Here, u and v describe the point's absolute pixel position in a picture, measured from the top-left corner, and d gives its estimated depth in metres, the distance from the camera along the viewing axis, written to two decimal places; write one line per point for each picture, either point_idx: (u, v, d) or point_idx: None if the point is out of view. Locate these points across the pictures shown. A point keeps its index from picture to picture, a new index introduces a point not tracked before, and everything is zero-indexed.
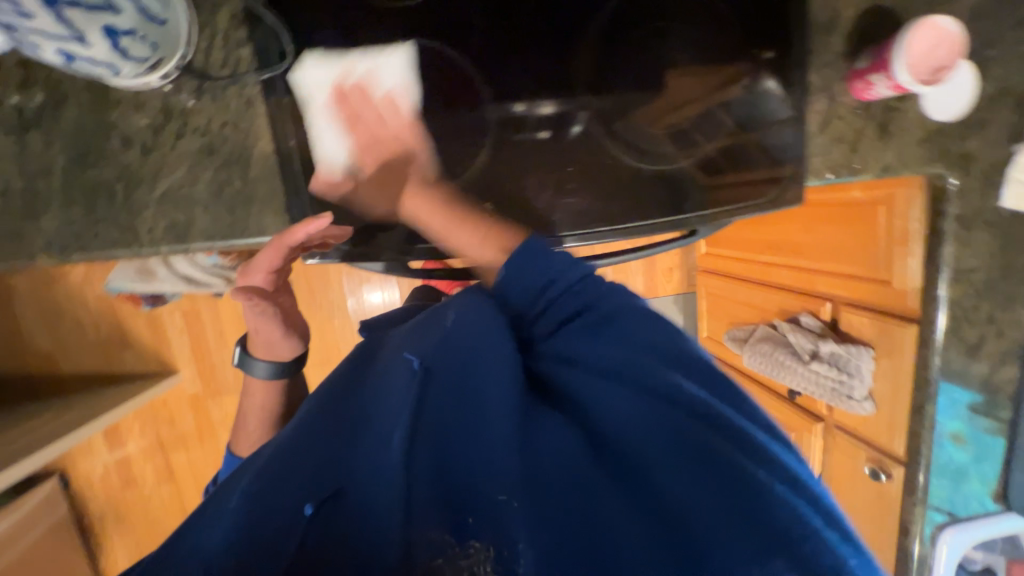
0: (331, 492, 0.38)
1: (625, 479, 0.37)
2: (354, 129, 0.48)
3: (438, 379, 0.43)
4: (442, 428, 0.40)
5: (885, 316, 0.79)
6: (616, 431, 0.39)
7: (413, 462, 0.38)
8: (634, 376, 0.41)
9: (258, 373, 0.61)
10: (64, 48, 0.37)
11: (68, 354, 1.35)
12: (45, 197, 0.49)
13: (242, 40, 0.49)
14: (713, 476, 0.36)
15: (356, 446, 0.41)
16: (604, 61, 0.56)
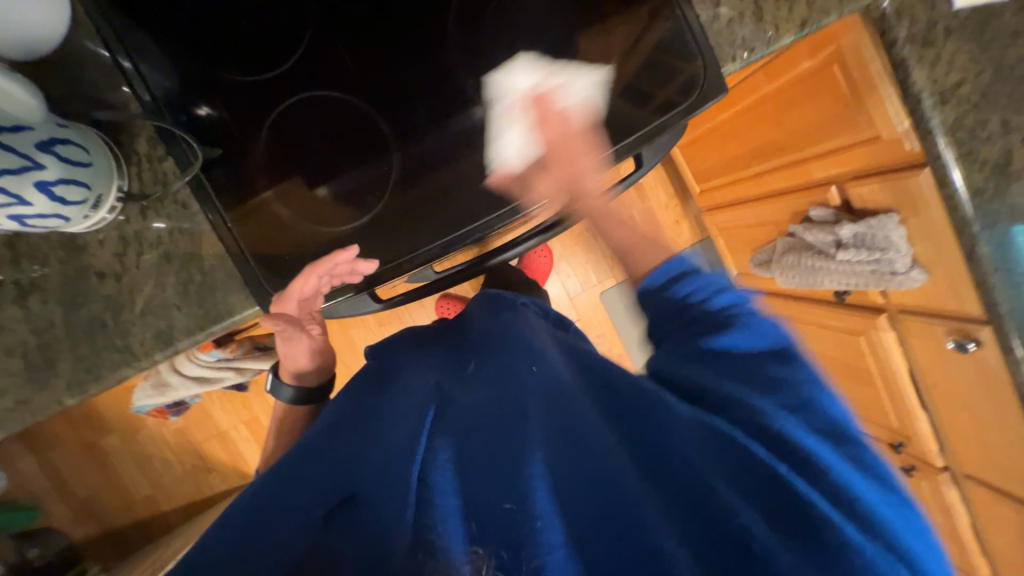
0: (344, 499, 0.44)
1: (661, 476, 0.40)
2: (540, 128, 0.56)
3: (478, 397, 0.49)
4: (481, 436, 0.44)
5: (890, 173, 0.71)
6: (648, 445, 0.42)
7: (438, 466, 0.41)
8: (692, 383, 0.50)
9: (285, 396, 0.69)
10: (12, 212, 0.44)
11: (167, 492, 1.49)
12: (55, 345, 0.56)
13: (163, 156, 0.55)
14: (736, 472, 0.39)
15: (369, 458, 0.46)
16: (490, 44, 0.56)
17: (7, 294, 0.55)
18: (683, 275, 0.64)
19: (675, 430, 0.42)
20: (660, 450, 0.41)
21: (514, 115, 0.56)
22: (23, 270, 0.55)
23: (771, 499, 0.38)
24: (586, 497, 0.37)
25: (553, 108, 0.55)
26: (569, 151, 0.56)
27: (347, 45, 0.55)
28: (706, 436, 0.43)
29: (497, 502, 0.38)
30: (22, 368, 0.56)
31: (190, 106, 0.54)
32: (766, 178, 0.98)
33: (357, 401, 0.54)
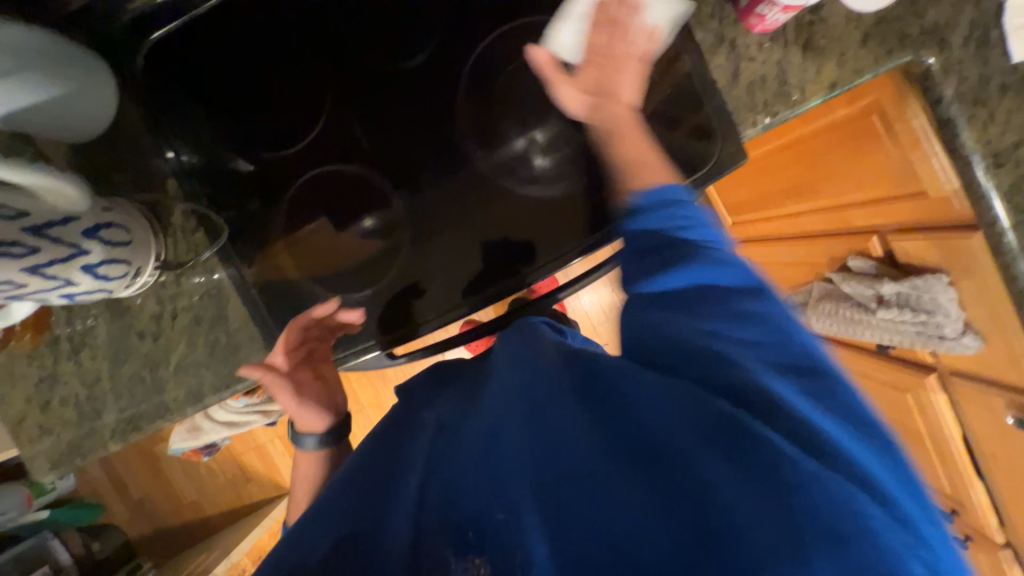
0: (346, 535, 0.38)
1: (646, 487, 0.29)
2: (591, 26, 0.51)
3: (469, 414, 0.43)
4: (466, 454, 0.38)
5: (937, 232, 0.65)
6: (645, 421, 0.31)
7: (425, 511, 0.38)
8: (673, 335, 0.32)
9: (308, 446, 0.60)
10: (64, 291, 0.50)
11: (210, 498, 1.60)
12: (101, 396, 0.62)
13: (196, 226, 0.60)
14: (773, 461, 0.26)
15: (385, 483, 0.42)
16: (501, 109, 0.56)
17: (63, 349, 0.61)
18: (669, 201, 0.38)
19: (648, 415, 0.31)
20: (634, 431, 0.31)
21: (584, 13, 0.51)
22: (77, 328, 0.61)
23: (780, 480, 0.26)
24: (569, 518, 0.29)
25: (625, 7, 0.47)
26: (600, 61, 0.46)
27: (361, 118, 0.58)
28: (701, 417, 0.29)
29: (491, 512, 0.33)
30: (74, 416, 0.62)
31: (220, 181, 0.58)
32: (802, 219, 0.93)
33: (385, 429, 0.50)
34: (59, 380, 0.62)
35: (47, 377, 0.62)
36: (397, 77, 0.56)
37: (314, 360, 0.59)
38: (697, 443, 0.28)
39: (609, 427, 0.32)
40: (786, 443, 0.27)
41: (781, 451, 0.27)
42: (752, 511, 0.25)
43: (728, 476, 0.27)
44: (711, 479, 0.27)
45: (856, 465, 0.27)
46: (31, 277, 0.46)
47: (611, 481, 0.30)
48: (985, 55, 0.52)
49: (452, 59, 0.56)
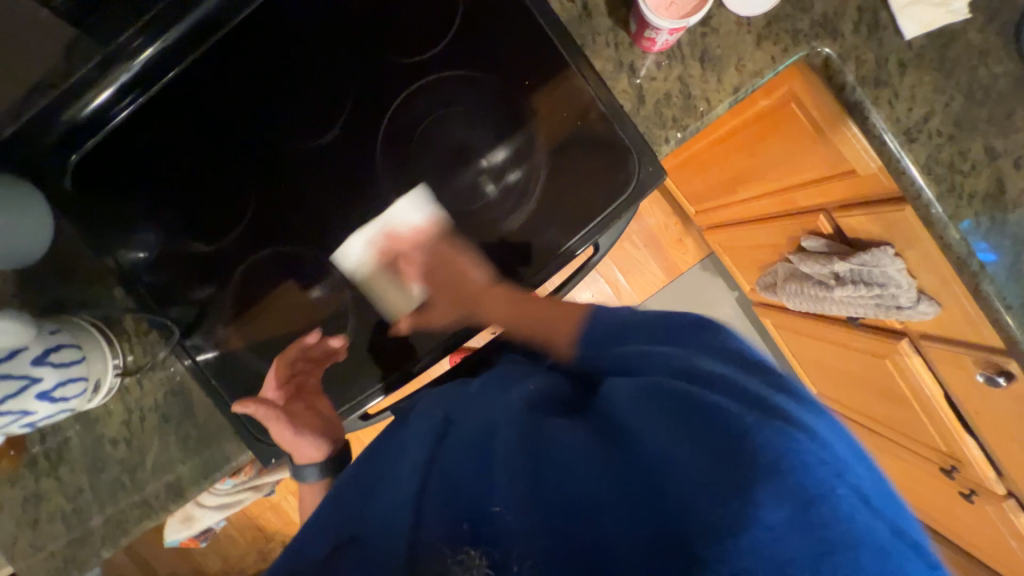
0: (345, 540, 0.39)
1: (617, 455, 0.36)
2: (480, 153, 0.54)
3: (471, 416, 0.46)
4: (468, 450, 0.41)
5: (873, 205, 0.66)
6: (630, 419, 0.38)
7: (426, 510, 0.38)
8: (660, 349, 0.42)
9: (310, 479, 0.60)
10: (24, 420, 0.51)
11: (234, 564, 1.61)
12: (85, 506, 0.63)
13: (149, 328, 0.61)
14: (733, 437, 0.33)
15: (381, 481, 0.43)
16: (428, 165, 0.60)
17: (42, 467, 0.62)
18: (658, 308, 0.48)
19: (625, 406, 0.39)
20: (624, 429, 0.38)
21: (395, 244, 0.59)
22: (51, 444, 0.62)
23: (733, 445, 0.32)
24: (550, 480, 0.36)
25: (491, 151, 0.55)
26: (427, 277, 0.61)
27: (292, 197, 0.60)
28: (657, 396, 0.38)
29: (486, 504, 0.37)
30: (63, 531, 0.63)
31: (165, 283, 0.60)
32: (754, 203, 0.94)
33: (377, 449, 0.49)
34: (42, 499, 0.63)
35: (31, 497, 0.63)
36: (321, 153, 0.60)
37: (307, 394, 0.60)
38: (648, 413, 0.37)
39: (592, 420, 0.41)
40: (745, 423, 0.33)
41: (755, 427, 0.33)
42: (693, 458, 0.33)
43: (679, 436, 0.34)
44: (661, 441, 0.35)
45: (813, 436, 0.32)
46: None
47: (585, 447, 0.38)
48: (879, 36, 0.53)
49: (368, 126, 0.59)
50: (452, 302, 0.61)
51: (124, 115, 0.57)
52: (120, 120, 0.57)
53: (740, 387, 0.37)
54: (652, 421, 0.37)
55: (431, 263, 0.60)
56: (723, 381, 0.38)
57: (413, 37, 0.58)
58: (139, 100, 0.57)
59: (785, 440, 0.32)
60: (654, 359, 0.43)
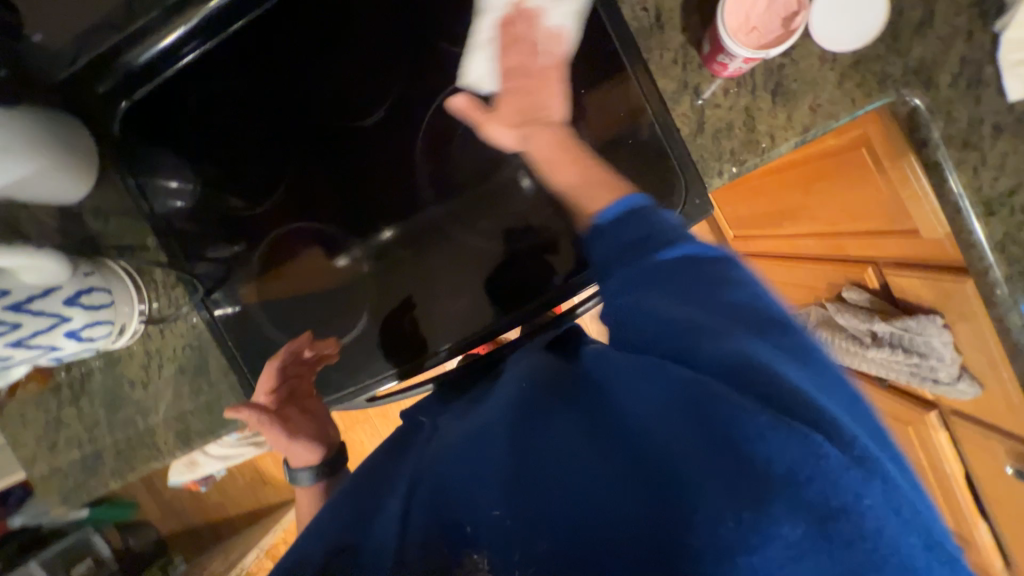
0: (343, 547, 0.36)
1: (613, 454, 0.33)
2: (508, 50, 0.48)
3: (466, 417, 0.44)
4: (450, 451, 0.39)
5: (931, 270, 0.61)
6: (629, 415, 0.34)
7: (422, 509, 0.36)
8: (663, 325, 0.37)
9: (304, 483, 0.58)
10: (52, 354, 0.54)
11: (231, 499, 1.71)
12: (99, 438, 0.66)
13: (176, 281, 0.63)
14: (734, 447, 0.29)
15: (387, 488, 0.41)
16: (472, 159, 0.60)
17: (65, 395, 0.66)
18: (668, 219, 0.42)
19: (623, 399, 0.35)
20: (618, 426, 0.34)
21: (484, 43, 0.49)
22: (75, 376, 0.65)
23: (740, 457, 0.29)
24: (545, 480, 0.33)
25: (528, 27, 0.47)
26: (525, 87, 0.48)
27: (327, 175, 0.60)
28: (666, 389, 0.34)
29: (486, 508, 0.33)
30: (78, 457, 0.67)
31: (196, 242, 0.61)
32: (798, 242, 0.89)
33: (401, 438, 0.51)
34: (63, 424, 0.66)
35: (52, 421, 0.66)
36: (364, 132, 0.59)
37: (300, 396, 0.59)
38: (644, 410, 0.34)
39: (589, 410, 0.37)
40: (758, 432, 0.29)
41: (764, 440, 0.29)
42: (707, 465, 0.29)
43: (691, 436, 0.31)
44: (673, 441, 0.31)
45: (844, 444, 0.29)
46: (16, 350, 0.50)
47: (576, 441, 0.34)
48: (978, 93, 0.48)
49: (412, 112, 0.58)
50: (515, 120, 0.48)
51: (196, 56, 0.55)
52: (190, 59, 0.55)
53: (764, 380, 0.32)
54: (661, 417, 0.33)
55: (540, 63, 0.48)
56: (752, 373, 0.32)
57: (471, 27, 0.55)
58: (211, 42, 0.54)
59: (817, 460, 0.28)
60: (662, 320, 0.37)
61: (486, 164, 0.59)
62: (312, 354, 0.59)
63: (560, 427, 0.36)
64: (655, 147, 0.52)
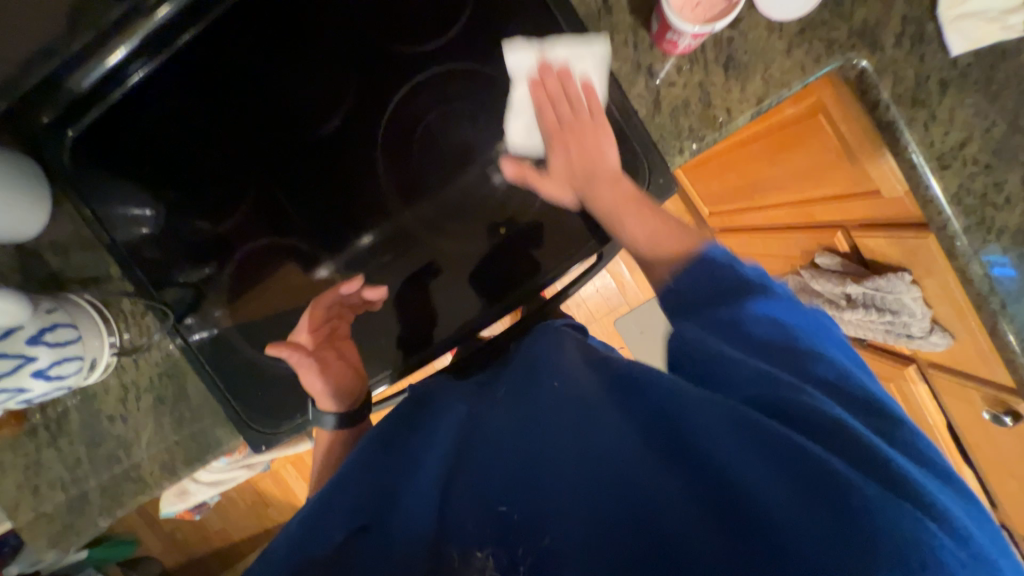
0: (360, 525, 0.40)
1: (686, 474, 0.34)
2: (543, 110, 0.53)
3: (499, 415, 0.44)
4: (489, 450, 0.41)
5: (896, 228, 0.62)
6: (712, 441, 0.34)
7: (450, 502, 0.39)
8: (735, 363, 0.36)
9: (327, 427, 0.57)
10: (21, 396, 0.52)
11: (234, 524, 1.69)
12: (83, 477, 0.64)
13: (145, 310, 0.61)
14: (826, 487, 0.30)
15: (405, 476, 0.42)
16: (438, 155, 0.59)
17: (42, 436, 0.64)
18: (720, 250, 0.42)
19: (702, 423, 0.35)
20: (694, 446, 0.35)
21: (521, 101, 0.54)
22: (52, 416, 0.63)
23: (828, 491, 0.29)
24: (607, 496, 0.34)
25: (567, 85, 0.51)
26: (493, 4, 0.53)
27: (292, 186, 0.59)
28: (737, 420, 0.34)
29: (497, 505, 0.37)
30: (63, 498, 0.65)
31: (160, 266, 0.60)
32: (770, 213, 0.90)
33: (418, 417, 0.49)
34: (43, 466, 0.65)
35: (33, 464, 0.65)
36: (325, 141, 0.58)
37: (337, 339, 0.59)
38: (730, 441, 0.33)
39: (653, 436, 0.37)
40: (847, 473, 0.30)
41: (851, 480, 0.30)
42: (783, 492, 0.30)
43: (766, 463, 0.32)
44: (748, 477, 0.32)
45: (916, 494, 0.30)
46: None
47: (646, 461, 0.35)
48: (922, 51, 0.49)
49: (370, 116, 0.57)
50: (579, 171, 0.52)
51: (142, 74, 0.53)
52: (138, 78, 0.53)
53: (827, 418, 0.33)
54: (743, 456, 0.32)
55: (579, 117, 0.52)
56: (799, 399, 0.34)
57: (421, 24, 0.55)
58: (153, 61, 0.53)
59: (909, 520, 0.28)
60: (722, 361, 0.37)
61: (454, 159, 0.59)
62: (352, 299, 0.59)
63: (626, 445, 0.36)
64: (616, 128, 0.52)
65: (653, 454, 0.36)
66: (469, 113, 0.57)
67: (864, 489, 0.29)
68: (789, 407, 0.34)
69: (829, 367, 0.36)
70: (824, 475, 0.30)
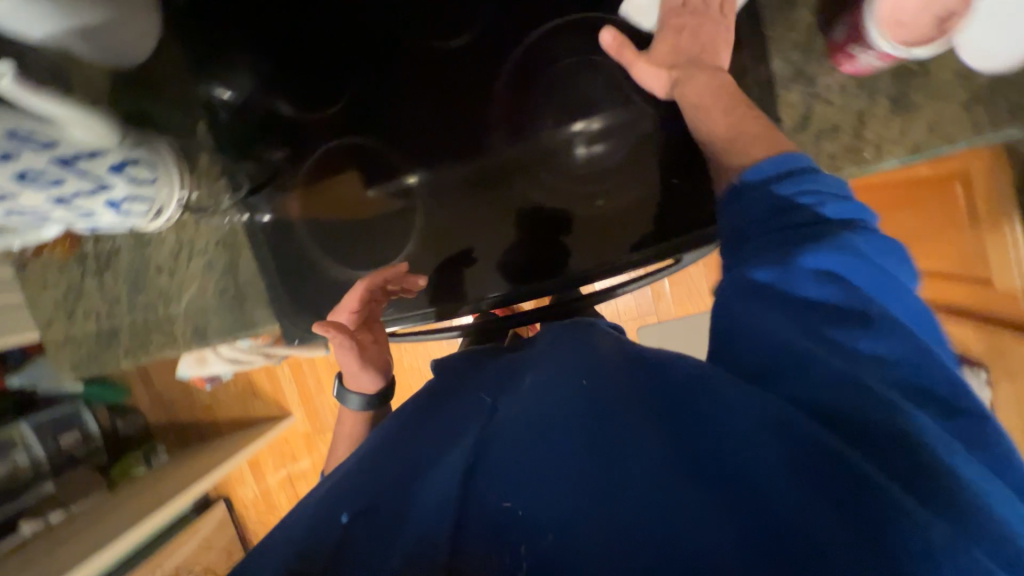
0: (363, 509, 0.37)
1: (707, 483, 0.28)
2: None
3: (516, 404, 0.41)
4: (503, 435, 0.37)
5: (991, 324, 0.59)
6: (747, 451, 0.27)
7: (474, 485, 0.35)
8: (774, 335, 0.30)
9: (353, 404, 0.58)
10: (88, 220, 0.52)
11: (221, 404, 1.77)
12: (119, 318, 0.65)
13: (220, 175, 0.60)
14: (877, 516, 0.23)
15: (420, 470, 0.39)
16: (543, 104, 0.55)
17: (90, 266, 0.65)
18: (794, 173, 0.34)
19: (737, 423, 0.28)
20: (720, 452, 0.28)
21: None
22: (104, 250, 0.64)
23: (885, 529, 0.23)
24: (621, 498, 0.29)
25: None
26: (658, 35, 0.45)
27: (397, 95, 0.57)
28: (776, 420, 0.27)
29: (496, 499, 0.33)
30: (95, 329, 0.66)
31: (250, 142, 0.59)
32: None
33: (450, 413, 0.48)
34: (84, 295, 0.66)
35: (74, 290, 0.66)
36: (444, 57, 0.55)
37: (374, 323, 0.56)
38: (770, 445, 0.27)
39: (677, 433, 0.31)
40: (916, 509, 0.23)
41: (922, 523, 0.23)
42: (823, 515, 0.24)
43: (785, 457, 0.26)
44: (789, 498, 0.25)
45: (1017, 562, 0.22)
46: (54, 207, 0.48)
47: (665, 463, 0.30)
48: None
49: (496, 50, 0.54)
50: (658, 61, 0.45)
51: None
52: None
53: (926, 457, 0.25)
54: (784, 469, 0.26)
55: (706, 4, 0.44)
56: (868, 395, 0.26)
57: None
58: None
59: None
60: (767, 333, 0.30)
61: (560, 110, 0.55)
62: (397, 283, 0.56)
63: (649, 446, 0.31)
64: None
65: (660, 438, 0.31)
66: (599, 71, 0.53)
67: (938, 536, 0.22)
68: (852, 395, 0.27)
69: (904, 358, 0.28)
70: (848, 480, 0.24)
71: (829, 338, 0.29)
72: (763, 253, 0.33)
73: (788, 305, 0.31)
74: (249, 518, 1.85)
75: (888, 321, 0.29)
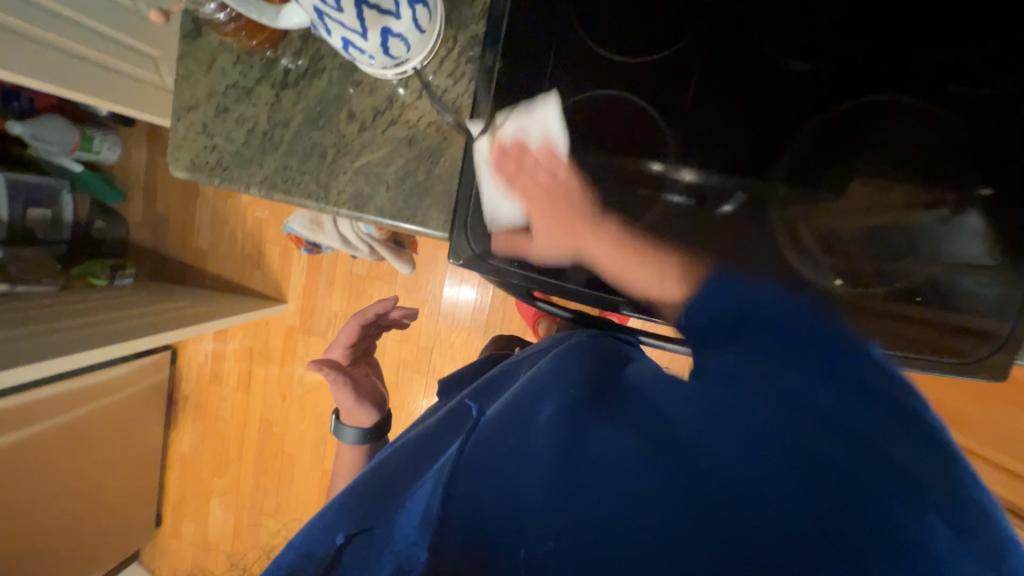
0: (362, 527, 0.41)
1: (665, 463, 0.38)
2: (517, 185, 0.54)
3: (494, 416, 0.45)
4: (492, 436, 0.43)
5: None
6: (694, 446, 0.39)
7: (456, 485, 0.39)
8: (715, 345, 0.45)
9: (348, 437, 0.89)
10: (347, 37, 0.44)
11: (215, 256, 1.64)
12: (274, 141, 0.58)
13: (472, 58, 0.55)
14: (785, 478, 0.36)
15: (400, 493, 0.43)
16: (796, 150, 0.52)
17: (274, 76, 0.57)
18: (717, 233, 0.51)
19: (699, 439, 0.39)
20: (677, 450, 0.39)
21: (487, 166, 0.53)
22: (298, 66, 0.56)
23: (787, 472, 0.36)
24: (601, 493, 0.36)
25: (534, 151, 0.53)
26: (548, 206, 0.54)
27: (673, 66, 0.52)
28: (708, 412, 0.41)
29: (495, 505, 0.37)
30: (239, 141, 0.58)
31: (526, 42, 0.52)
32: None
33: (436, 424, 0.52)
34: (249, 100, 0.57)
35: (240, 90, 0.57)
36: (759, 59, 0.51)
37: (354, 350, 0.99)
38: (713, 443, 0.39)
39: (627, 429, 0.41)
40: (806, 476, 0.36)
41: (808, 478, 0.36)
42: (746, 487, 0.36)
43: (724, 450, 0.38)
44: (737, 479, 0.36)
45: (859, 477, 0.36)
46: (349, 8, 0.40)
47: (632, 460, 0.38)
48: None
49: (824, 90, 0.50)
50: (565, 234, 0.54)
51: None
52: None
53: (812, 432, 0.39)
54: (733, 457, 0.37)
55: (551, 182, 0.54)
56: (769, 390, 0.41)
57: (955, 50, 0.48)
58: None
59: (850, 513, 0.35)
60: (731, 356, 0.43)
61: (808, 166, 0.52)
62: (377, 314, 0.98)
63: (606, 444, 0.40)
64: (990, 279, 0.50)
65: (641, 449, 0.39)
66: (880, 152, 0.51)
67: (799, 469, 0.37)
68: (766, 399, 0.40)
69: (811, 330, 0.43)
70: (790, 472, 0.36)
71: (794, 363, 0.42)
72: (747, 294, 0.45)
73: (751, 345, 0.44)
74: (187, 378, 1.74)
75: (833, 354, 0.42)
